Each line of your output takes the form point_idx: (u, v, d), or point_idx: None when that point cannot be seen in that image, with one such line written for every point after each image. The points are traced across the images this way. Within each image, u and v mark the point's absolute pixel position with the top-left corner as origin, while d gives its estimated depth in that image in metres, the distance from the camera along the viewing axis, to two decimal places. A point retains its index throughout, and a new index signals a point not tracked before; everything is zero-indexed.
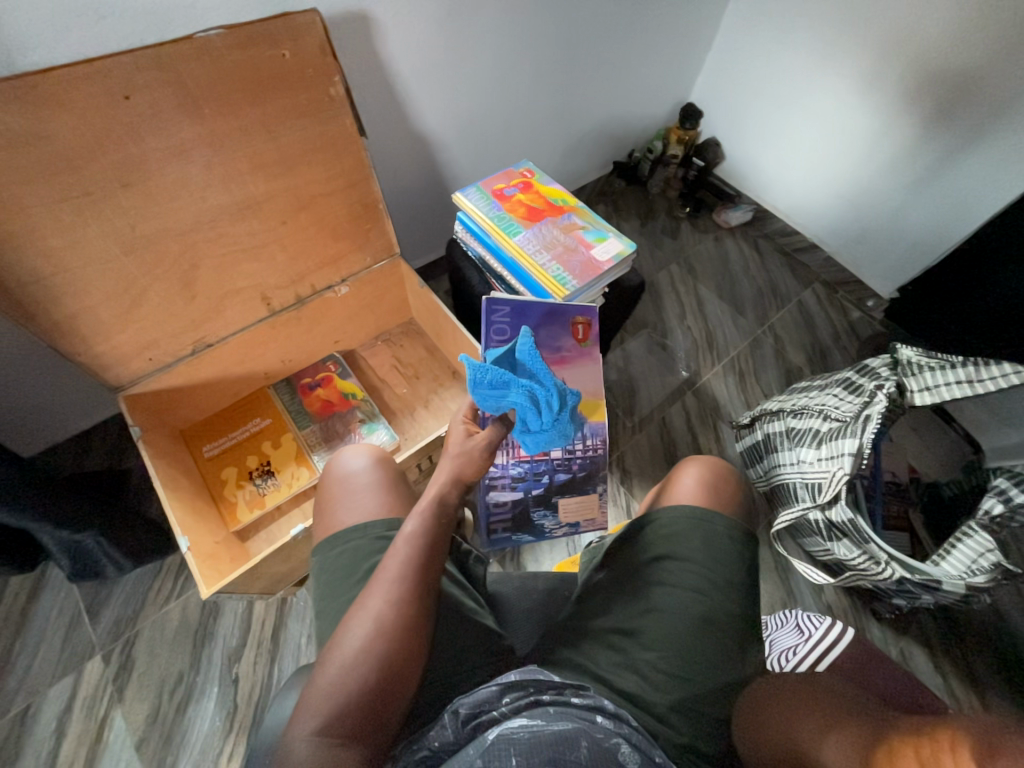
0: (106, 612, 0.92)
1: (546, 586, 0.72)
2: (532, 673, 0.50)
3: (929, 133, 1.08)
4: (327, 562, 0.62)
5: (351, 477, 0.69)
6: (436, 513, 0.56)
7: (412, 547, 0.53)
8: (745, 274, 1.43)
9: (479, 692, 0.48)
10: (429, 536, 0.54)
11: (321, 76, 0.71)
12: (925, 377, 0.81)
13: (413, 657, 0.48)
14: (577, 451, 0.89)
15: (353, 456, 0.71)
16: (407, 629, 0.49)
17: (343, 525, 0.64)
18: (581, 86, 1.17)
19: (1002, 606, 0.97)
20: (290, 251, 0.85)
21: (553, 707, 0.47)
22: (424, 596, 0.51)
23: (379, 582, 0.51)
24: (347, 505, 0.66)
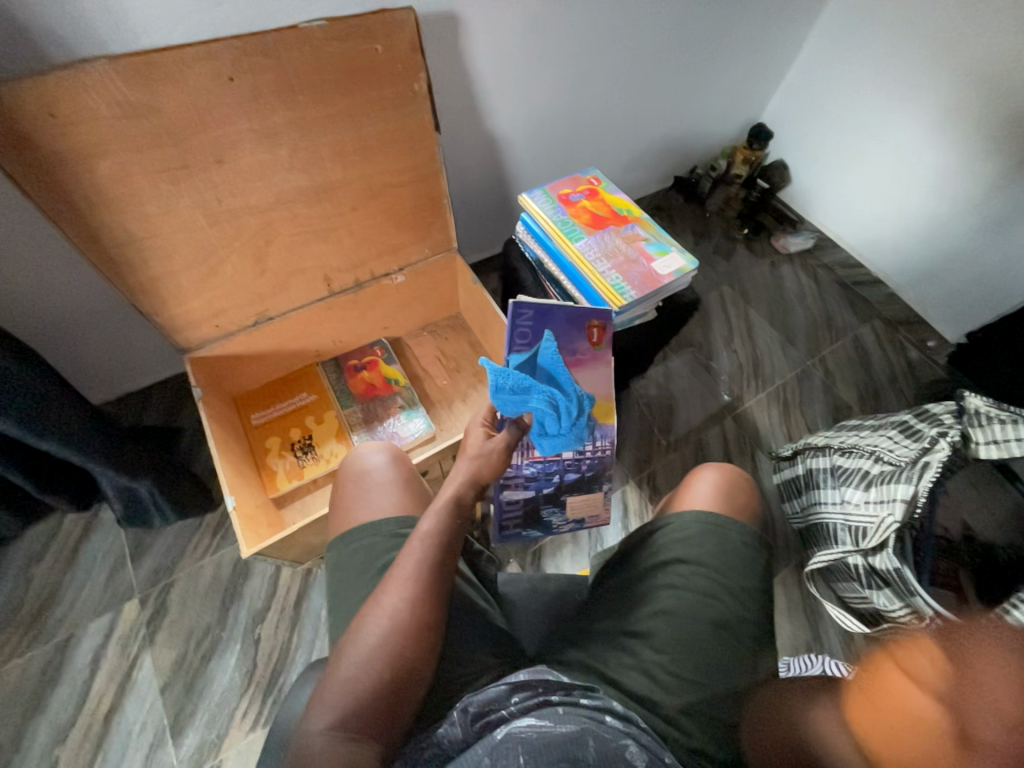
0: (147, 559, 0.98)
1: (556, 589, 0.72)
2: (540, 674, 0.51)
3: (1021, 174, 1.02)
4: (341, 559, 0.64)
5: (367, 474, 0.71)
6: (451, 512, 0.57)
7: (427, 545, 0.54)
8: (799, 302, 1.39)
9: (488, 691, 0.49)
10: (444, 534, 0.56)
11: (408, 72, 0.73)
12: (993, 430, 0.76)
13: (426, 653, 0.50)
14: (587, 452, 0.83)
15: (371, 452, 0.73)
16: (420, 629, 0.50)
17: (358, 522, 0.66)
18: (653, 99, 1.16)
19: None
20: (355, 236, 0.88)
21: (562, 708, 0.47)
22: (438, 595, 0.52)
23: (394, 580, 0.52)
24: (361, 503, 0.68)
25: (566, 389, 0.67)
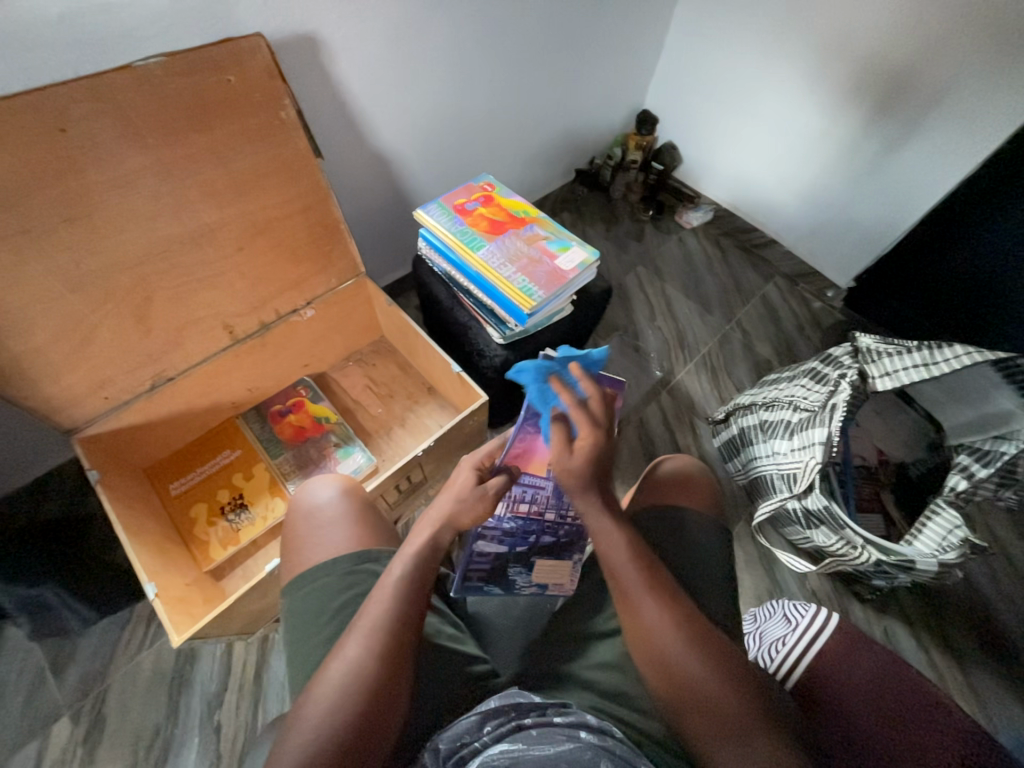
0: (72, 668, 0.87)
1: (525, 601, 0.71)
2: (511, 698, 0.50)
3: (869, 128, 1.13)
4: (294, 603, 0.60)
5: (318, 510, 0.67)
6: (426, 555, 0.54)
7: (395, 591, 0.51)
8: (709, 272, 1.47)
9: (458, 725, 0.48)
10: (416, 579, 0.53)
11: (271, 100, 0.70)
12: (885, 363, 0.83)
13: (394, 708, 0.46)
14: (569, 515, 0.69)
15: (320, 487, 0.69)
16: (387, 685, 0.46)
17: (313, 562, 0.63)
18: (537, 97, 1.18)
19: (973, 577, 1.01)
20: (249, 277, 0.83)
21: (535, 730, 0.46)
22: (405, 646, 0.49)
23: (359, 631, 0.49)
24: (314, 540, 0.64)
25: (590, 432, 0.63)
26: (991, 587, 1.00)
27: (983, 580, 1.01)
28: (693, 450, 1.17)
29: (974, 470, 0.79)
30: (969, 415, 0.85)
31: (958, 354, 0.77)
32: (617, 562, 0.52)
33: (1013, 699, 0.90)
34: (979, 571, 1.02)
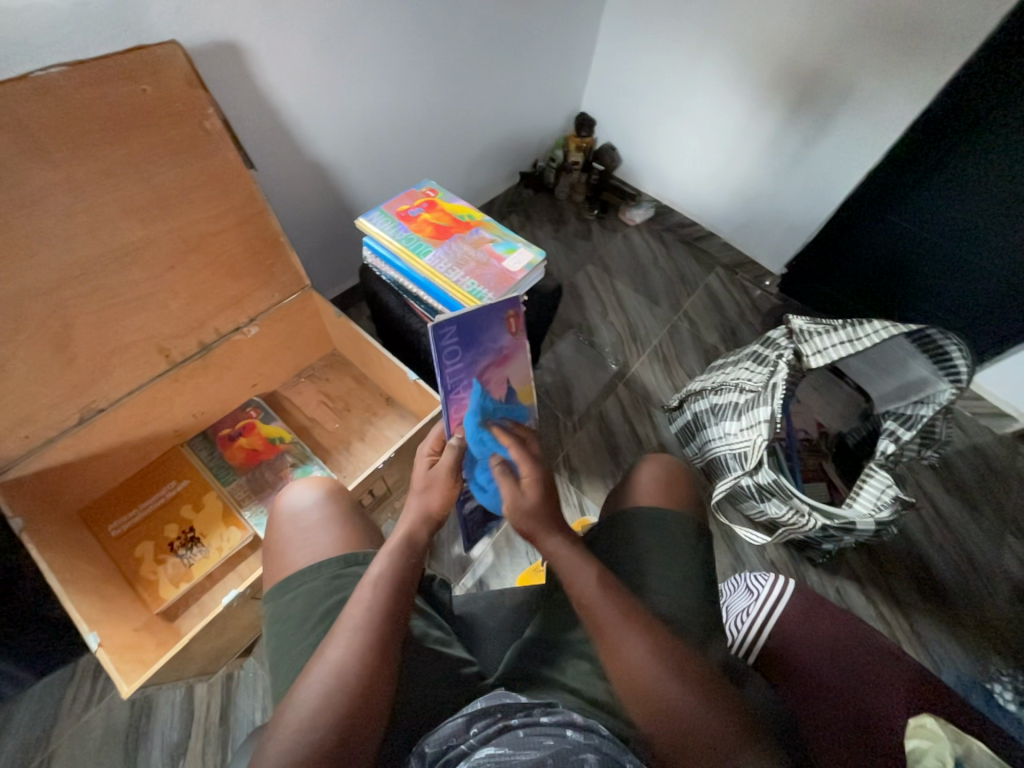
0: (9, 737, 0.79)
1: (513, 602, 0.71)
2: (498, 699, 0.49)
3: (786, 125, 1.21)
4: (278, 610, 0.57)
5: (301, 515, 0.64)
6: (404, 550, 0.54)
7: (378, 589, 0.50)
8: (654, 266, 1.53)
9: (443, 727, 0.47)
10: (397, 573, 0.52)
11: (192, 109, 0.67)
12: (816, 342, 0.90)
13: (379, 704, 0.44)
14: None
15: (302, 492, 0.67)
16: (371, 681, 0.44)
17: (296, 565, 0.60)
18: (475, 102, 1.19)
19: (910, 532, 1.10)
20: (184, 296, 0.78)
21: (521, 732, 0.45)
22: (392, 641, 0.47)
23: (341, 632, 0.47)
24: (296, 544, 0.62)
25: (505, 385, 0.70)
26: (926, 540, 1.10)
27: (918, 534, 1.10)
28: (652, 438, 1.21)
29: (900, 433, 0.86)
30: (891, 385, 0.93)
31: (877, 329, 0.83)
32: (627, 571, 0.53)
33: (951, 639, 0.99)
34: (914, 526, 1.11)
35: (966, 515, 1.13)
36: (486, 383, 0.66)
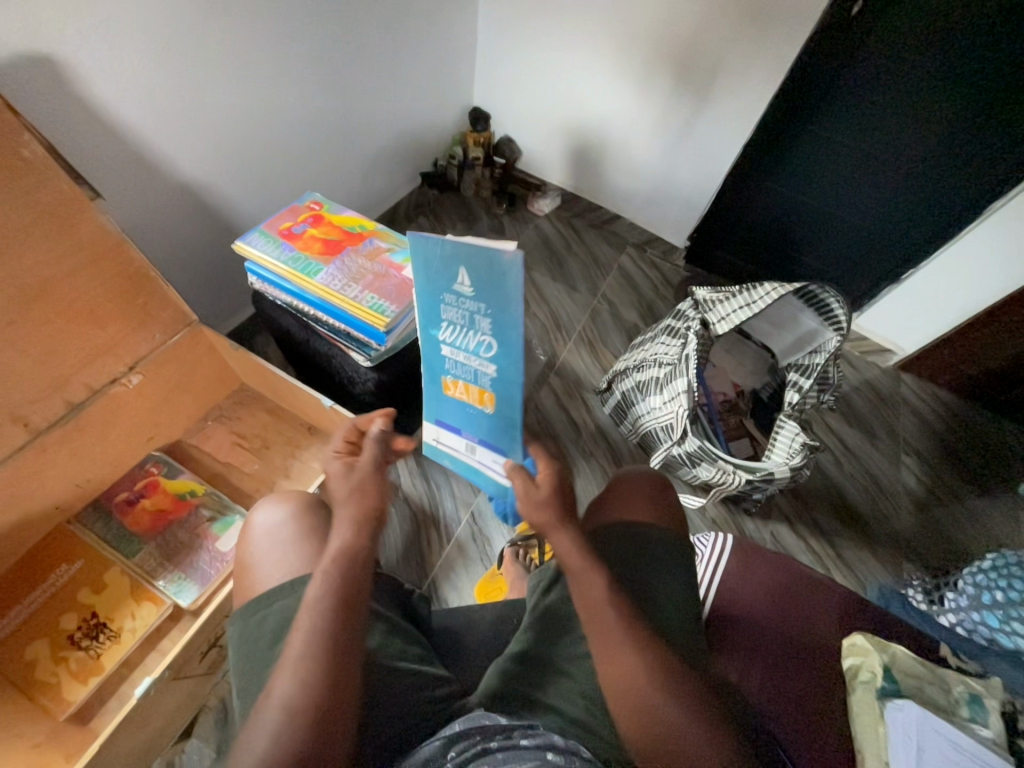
0: None
1: (479, 622, 0.68)
2: (477, 720, 0.49)
3: (668, 105, 1.27)
4: (249, 632, 0.52)
5: (273, 532, 0.60)
6: (343, 564, 0.49)
7: (316, 609, 0.46)
8: (569, 253, 1.55)
9: (422, 751, 0.46)
10: (340, 593, 0.47)
11: (1, 137, 0.57)
12: (720, 309, 0.95)
13: (342, 739, 0.41)
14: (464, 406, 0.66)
15: (268, 511, 0.62)
16: (326, 719, 0.41)
17: (270, 582, 0.56)
18: (357, 103, 1.13)
19: (825, 469, 1.21)
20: (35, 354, 0.68)
21: (501, 752, 0.45)
22: (348, 667, 0.44)
23: (287, 665, 0.43)
24: (268, 562, 0.58)
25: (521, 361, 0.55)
26: (839, 473, 1.21)
27: (832, 469, 1.22)
28: (589, 422, 1.23)
29: (801, 384, 0.93)
30: (789, 340, 1.01)
31: (768, 291, 0.89)
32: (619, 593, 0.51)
33: (871, 557, 1.10)
34: (828, 463, 1.22)
35: (868, 443, 1.26)
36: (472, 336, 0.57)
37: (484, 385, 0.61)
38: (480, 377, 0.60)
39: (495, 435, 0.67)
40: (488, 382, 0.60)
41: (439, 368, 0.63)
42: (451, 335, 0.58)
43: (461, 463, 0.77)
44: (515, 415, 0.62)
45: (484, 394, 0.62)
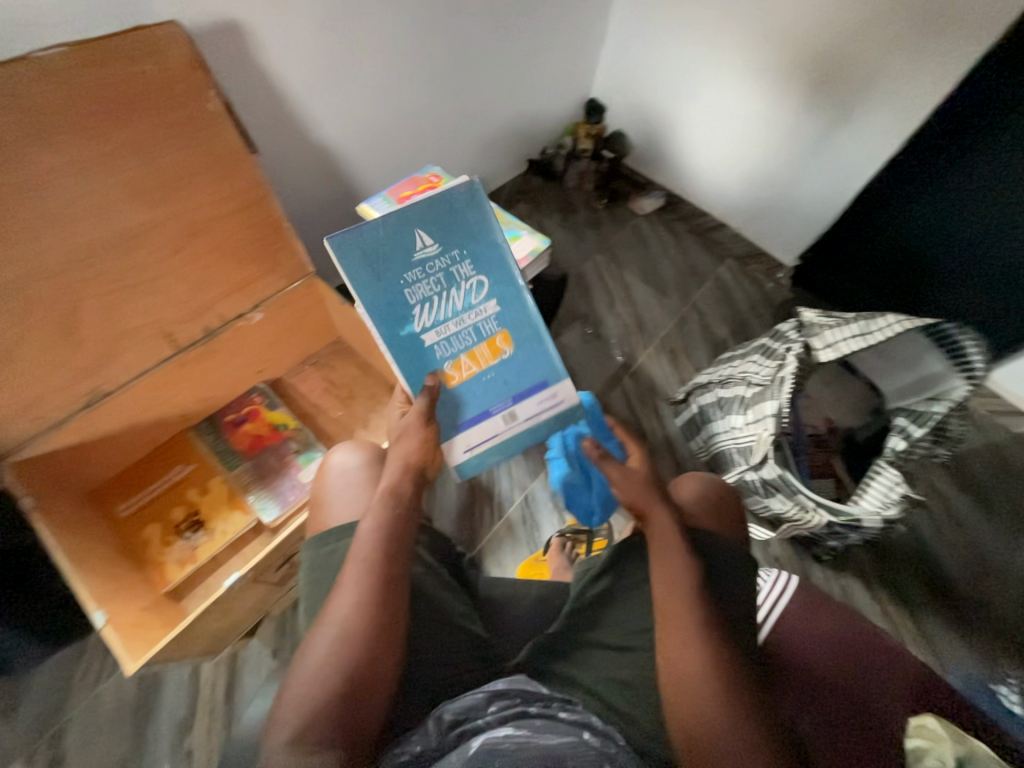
0: (24, 710, 0.83)
1: (521, 598, 0.69)
2: (519, 683, 0.50)
3: (805, 111, 1.17)
4: (319, 560, 0.57)
5: (347, 473, 0.65)
6: (389, 504, 0.54)
7: (370, 540, 0.51)
8: (664, 256, 1.50)
9: (465, 698, 0.48)
10: (389, 530, 0.52)
11: (194, 92, 0.66)
12: (827, 335, 0.88)
13: (390, 655, 0.46)
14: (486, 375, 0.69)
15: (342, 456, 0.67)
16: (376, 635, 0.46)
17: (342, 518, 0.61)
18: (482, 87, 1.17)
19: (921, 532, 1.08)
20: (189, 281, 0.79)
21: (540, 719, 0.46)
22: (396, 594, 0.49)
23: (344, 586, 0.48)
24: (342, 499, 0.63)
25: (507, 279, 0.68)
26: (937, 539, 1.08)
27: (929, 533, 1.08)
28: (657, 431, 1.20)
29: (911, 430, 0.84)
30: (906, 380, 0.91)
31: (891, 323, 0.81)
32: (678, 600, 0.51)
33: (959, 640, 0.97)
34: (925, 526, 1.09)
35: (979, 514, 1.11)
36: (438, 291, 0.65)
37: (491, 331, 0.68)
38: (483, 326, 0.68)
39: (524, 379, 0.71)
40: (492, 324, 0.68)
41: (432, 364, 0.67)
42: (432, 312, 0.65)
43: (513, 445, 0.73)
44: (530, 329, 0.70)
45: (493, 341, 0.69)
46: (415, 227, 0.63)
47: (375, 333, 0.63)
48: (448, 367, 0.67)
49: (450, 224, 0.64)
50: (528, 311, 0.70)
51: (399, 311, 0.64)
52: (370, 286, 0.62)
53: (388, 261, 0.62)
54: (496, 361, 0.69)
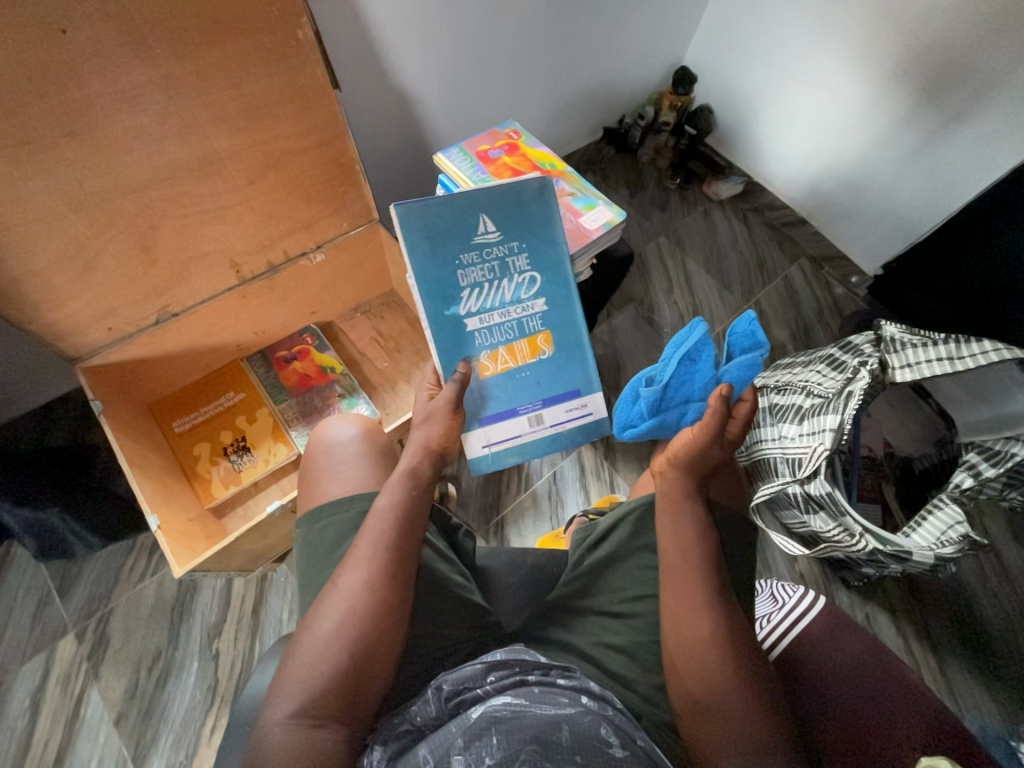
0: (78, 590, 0.91)
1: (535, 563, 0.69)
2: (518, 653, 0.49)
3: (923, 107, 1.05)
4: (311, 534, 0.58)
5: (337, 447, 0.64)
6: (408, 486, 0.54)
7: (384, 522, 0.51)
8: (733, 248, 1.42)
9: (463, 669, 0.47)
10: (403, 508, 0.52)
11: (288, 17, 0.63)
12: (907, 354, 0.81)
13: (390, 633, 0.46)
14: (518, 372, 0.70)
15: (340, 425, 0.67)
16: (381, 616, 0.46)
17: (330, 494, 0.60)
18: (570, 41, 1.10)
19: (964, 575, 1.02)
20: (259, 213, 0.80)
21: (538, 688, 0.46)
22: (400, 573, 0.49)
23: (351, 562, 0.49)
24: (332, 473, 0.62)
25: (561, 282, 0.70)
26: (980, 586, 1.01)
27: (973, 578, 1.02)
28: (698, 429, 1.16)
29: (981, 468, 0.77)
30: (985, 414, 0.83)
31: (986, 350, 0.75)
32: (719, 597, 0.50)
33: (984, 691, 0.93)
34: (970, 570, 1.03)
35: None
36: (498, 275, 0.67)
37: (534, 328, 0.69)
38: (527, 323, 0.69)
39: (559, 384, 0.71)
40: (537, 321, 0.70)
41: (469, 348, 0.68)
42: (481, 297, 0.67)
43: (530, 449, 0.73)
44: (574, 335, 0.71)
45: (533, 338, 0.70)
46: (484, 211, 0.66)
47: (421, 300, 0.66)
48: (483, 357, 0.68)
49: (516, 216, 0.67)
50: (575, 315, 0.71)
51: (450, 286, 0.66)
52: (426, 259, 0.65)
53: (448, 237, 0.65)
54: (534, 360, 0.70)
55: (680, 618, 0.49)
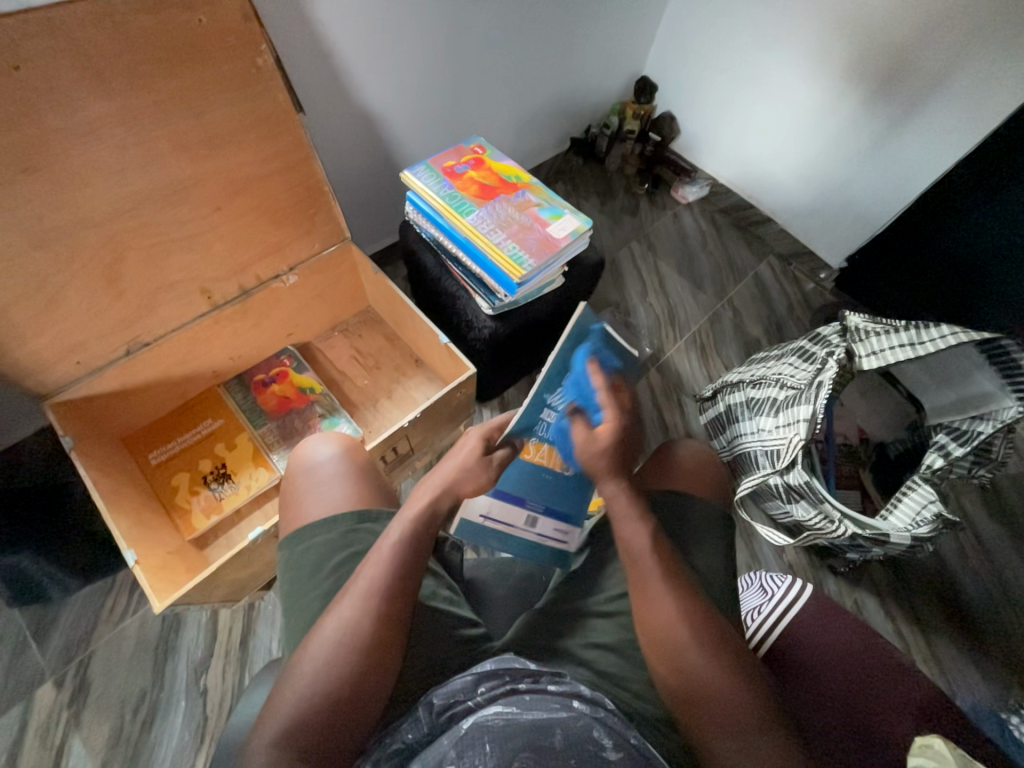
0: (55, 635, 0.88)
1: (522, 572, 0.69)
2: (507, 662, 0.49)
3: (871, 105, 1.10)
4: (293, 558, 0.57)
5: (318, 468, 0.64)
6: (425, 522, 0.53)
7: (392, 556, 0.50)
8: (703, 250, 1.45)
9: (453, 681, 0.47)
10: (414, 543, 0.52)
11: (246, 46, 0.65)
12: (872, 342, 0.84)
13: (382, 670, 0.46)
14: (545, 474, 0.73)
15: (319, 446, 0.66)
16: (378, 651, 0.46)
17: (311, 516, 0.60)
18: (531, 58, 1.13)
19: (944, 554, 1.05)
20: (228, 238, 0.79)
21: (529, 695, 0.46)
22: (403, 610, 0.48)
23: (353, 593, 0.48)
24: (313, 494, 0.61)
25: None
26: (960, 564, 1.04)
27: (952, 557, 1.05)
28: (680, 427, 1.17)
29: (951, 448, 0.80)
30: (949, 397, 0.86)
31: (944, 335, 0.77)
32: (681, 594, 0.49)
33: (973, 667, 0.95)
34: (949, 548, 1.06)
35: (1008, 541, 1.07)
36: None
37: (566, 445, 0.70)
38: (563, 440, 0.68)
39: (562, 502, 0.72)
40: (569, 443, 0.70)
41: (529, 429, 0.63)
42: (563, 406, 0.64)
43: (513, 545, 0.71)
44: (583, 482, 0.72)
45: None
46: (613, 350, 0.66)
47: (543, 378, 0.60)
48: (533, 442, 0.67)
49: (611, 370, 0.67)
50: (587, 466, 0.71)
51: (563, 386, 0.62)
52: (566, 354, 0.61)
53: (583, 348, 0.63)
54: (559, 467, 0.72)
55: (647, 607, 0.50)
